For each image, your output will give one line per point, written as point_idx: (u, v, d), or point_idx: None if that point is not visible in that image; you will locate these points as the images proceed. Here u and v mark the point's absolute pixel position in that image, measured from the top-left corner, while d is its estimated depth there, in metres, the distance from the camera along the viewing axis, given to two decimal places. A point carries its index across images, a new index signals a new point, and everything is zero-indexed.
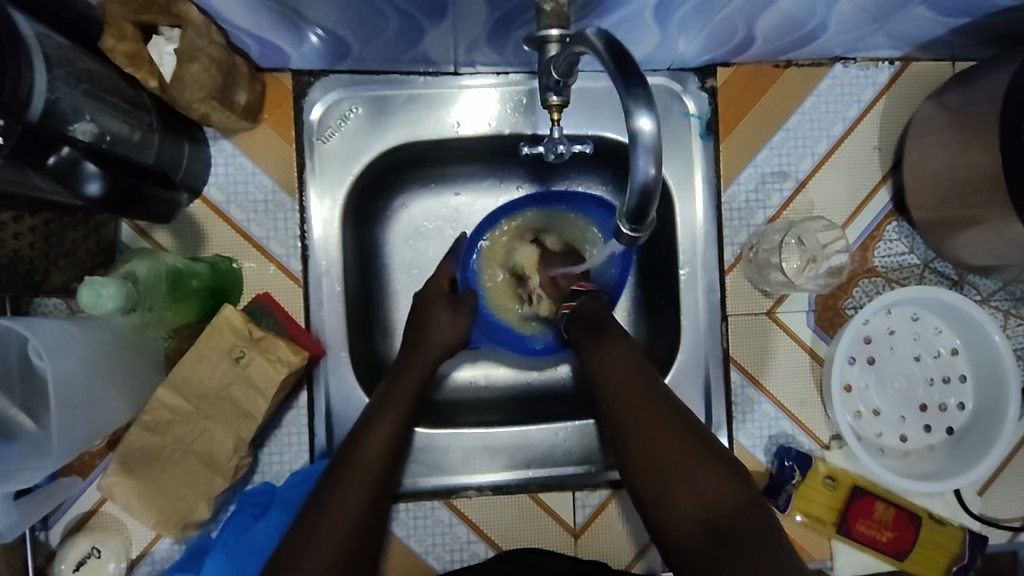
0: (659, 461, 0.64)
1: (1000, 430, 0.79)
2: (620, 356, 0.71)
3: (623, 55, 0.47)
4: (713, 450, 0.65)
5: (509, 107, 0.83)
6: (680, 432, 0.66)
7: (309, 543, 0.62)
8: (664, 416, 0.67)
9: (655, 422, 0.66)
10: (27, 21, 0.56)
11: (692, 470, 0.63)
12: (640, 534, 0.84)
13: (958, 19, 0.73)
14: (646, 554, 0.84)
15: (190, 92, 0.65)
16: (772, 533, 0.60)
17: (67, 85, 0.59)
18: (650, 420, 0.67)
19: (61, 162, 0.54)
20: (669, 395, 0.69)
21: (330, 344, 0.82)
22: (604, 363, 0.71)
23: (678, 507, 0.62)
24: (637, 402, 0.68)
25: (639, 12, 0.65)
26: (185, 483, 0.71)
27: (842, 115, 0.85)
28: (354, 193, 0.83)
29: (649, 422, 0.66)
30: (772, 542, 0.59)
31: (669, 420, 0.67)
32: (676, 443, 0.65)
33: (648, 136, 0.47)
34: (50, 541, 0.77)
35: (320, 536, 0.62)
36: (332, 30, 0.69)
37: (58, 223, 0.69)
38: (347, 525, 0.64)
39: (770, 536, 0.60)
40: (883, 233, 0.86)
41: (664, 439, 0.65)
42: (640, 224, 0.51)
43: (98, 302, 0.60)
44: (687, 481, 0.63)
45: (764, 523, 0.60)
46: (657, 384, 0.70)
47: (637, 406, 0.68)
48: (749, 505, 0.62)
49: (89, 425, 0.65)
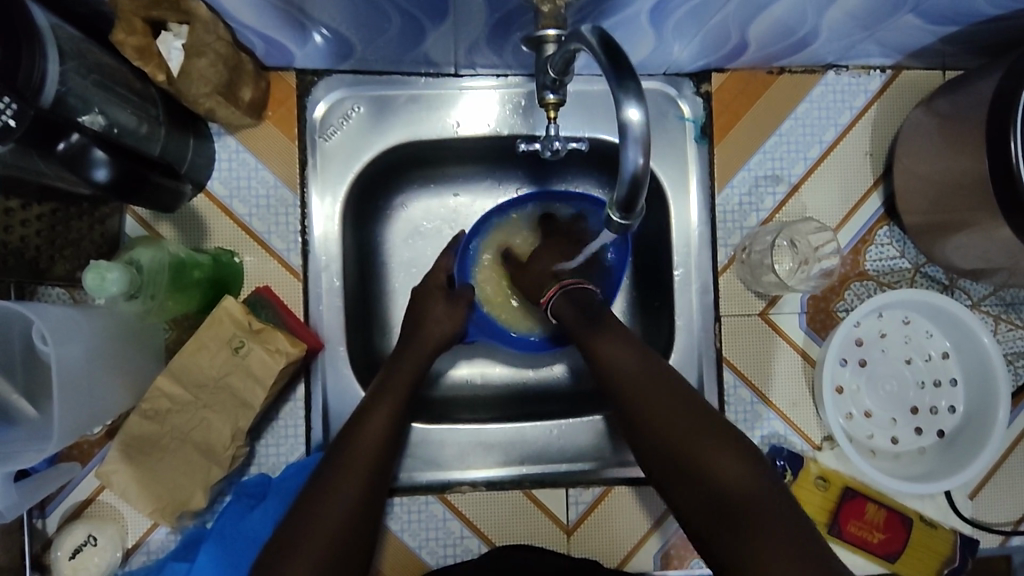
0: (663, 455, 0.64)
1: (990, 433, 0.80)
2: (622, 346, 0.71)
3: (615, 50, 0.49)
4: (720, 433, 0.63)
5: (508, 109, 0.85)
6: (679, 418, 0.65)
7: (306, 535, 0.63)
8: (660, 403, 0.66)
9: (654, 413, 0.66)
10: (43, 13, 0.58)
11: (695, 455, 0.62)
12: (654, 507, 0.85)
13: (947, 27, 0.75)
14: (664, 524, 0.85)
15: (196, 86, 0.67)
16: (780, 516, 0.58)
17: (78, 76, 0.61)
18: (652, 406, 0.66)
19: (70, 148, 0.56)
20: (674, 381, 0.68)
21: (328, 338, 0.83)
22: (599, 353, 0.71)
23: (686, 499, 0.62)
24: (640, 388, 0.67)
25: (635, 16, 0.67)
26: (184, 472, 0.73)
27: (834, 121, 0.87)
28: (354, 191, 0.84)
29: (649, 415, 0.66)
30: (780, 519, 0.58)
31: (670, 408, 0.65)
32: (677, 432, 0.64)
33: (637, 127, 0.48)
34: (47, 529, 0.78)
35: (315, 529, 0.64)
36: (337, 30, 0.71)
37: (65, 213, 0.71)
38: (342, 513, 0.66)
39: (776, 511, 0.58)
40: (874, 237, 0.87)
41: (666, 429, 0.65)
42: (629, 213, 0.52)
43: (102, 286, 0.61)
44: (691, 470, 0.62)
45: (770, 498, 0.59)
46: (664, 371, 0.69)
47: (637, 399, 0.67)
48: (756, 484, 0.60)
49: (91, 410, 0.67)
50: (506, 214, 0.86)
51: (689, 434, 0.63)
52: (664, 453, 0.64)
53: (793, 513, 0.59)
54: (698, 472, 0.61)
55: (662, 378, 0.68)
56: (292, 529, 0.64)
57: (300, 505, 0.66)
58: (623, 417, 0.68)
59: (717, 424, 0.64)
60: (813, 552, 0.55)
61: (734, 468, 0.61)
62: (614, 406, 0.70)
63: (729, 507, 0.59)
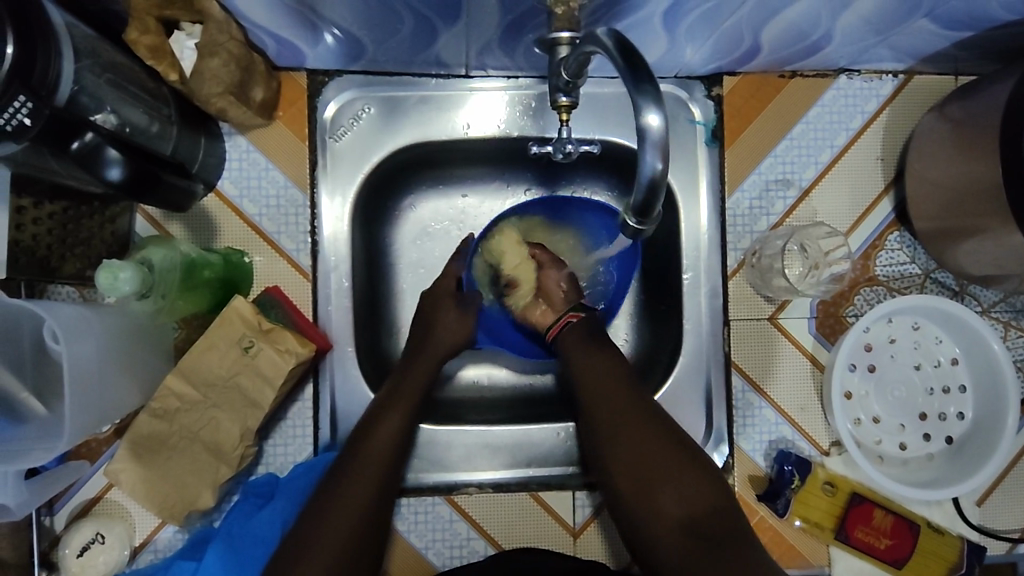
0: (638, 472, 0.70)
1: (999, 440, 0.80)
2: (608, 366, 0.76)
3: (633, 53, 0.49)
4: (692, 454, 0.71)
5: (518, 111, 0.85)
6: (666, 442, 0.71)
7: (317, 543, 0.64)
8: (646, 424, 0.72)
9: (637, 433, 0.71)
10: (57, 10, 0.58)
11: (675, 475, 0.69)
12: (622, 554, 0.85)
13: (961, 32, 0.75)
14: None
15: (208, 85, 0.67)
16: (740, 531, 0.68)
17: (91, 74, 0.61)
18: (634, 424, 0.72)
19: (84, 147, 0.56)
20: (650, 403, 0.74)
21: (337, 339, 0.83)
22: (587, 370, 0.76)
23: (662, 513, 0.68)
24: (624, 407, 0.73)
25: (649, 18, 0.67)
26: (192, 471, 0.73)
27: (845, 126, 0.87)
28: (364, 191, 0.84)
29: (636, 433, 0.71)
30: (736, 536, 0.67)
31: (648, 428, 0.71)
32: (663, 454, 0.70)
33: (656, 132, 0.48)
34: (55, 527, 0.78)
35: (325, 537, 0.65)
36: (348, 30, 0.71)
37: (75, 211, 0.71)
38: (355, 520, 0.67)
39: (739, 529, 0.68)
40: (884, 242, 0.87)
41: (652, 448, 0.70)
42: (645, 217, 0.52)
43: (115, 285, 0.61)
44: (662, 486, 0.69)
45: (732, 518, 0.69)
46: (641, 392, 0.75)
47: (620, 417, 0.72)
48: (718, 503, 0.68)
49: (102, 408, 0.67)
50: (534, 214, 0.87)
51: (668, 455, 0.70)
52: (647, 467, 0.69)
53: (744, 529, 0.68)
54: (672, 492, 0.68)
55: (646, 401, 0.73)
56: (304, 534, 0.65)
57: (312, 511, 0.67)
58: (599, 431, 0.73)
59: (686, 444, 0.71)
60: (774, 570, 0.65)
61: (711, 494, 0.69)
62: (588, 422, 0.74)
63: (698, 524, 0.67)
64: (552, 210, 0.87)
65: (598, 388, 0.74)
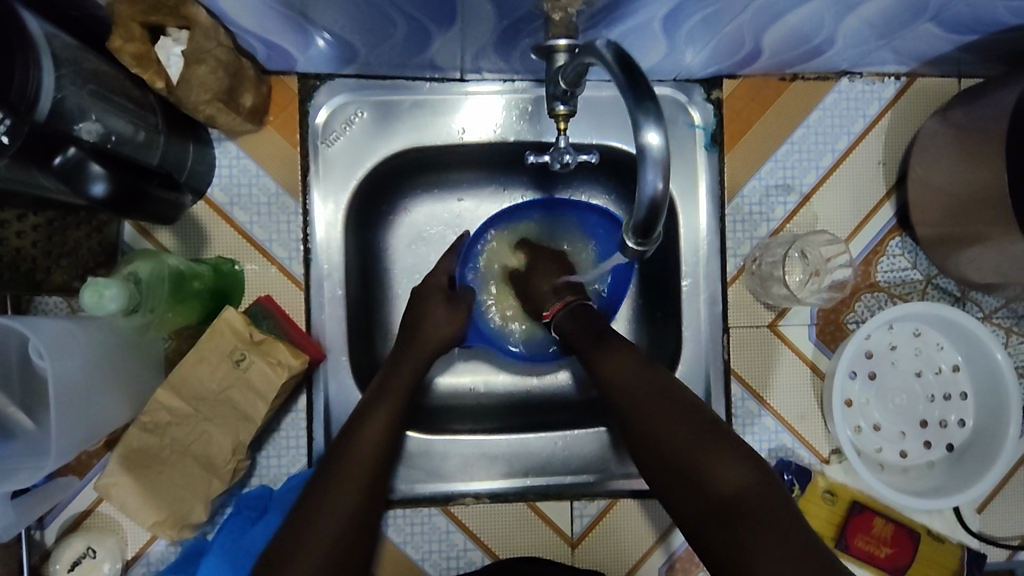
0: (662, 459, 0.61)
1: (1001, 448, 0.79)
2: (618, 356, 0.69)
3: (631, 67, 0.47)
4: (718, 432, 0.60)
5: (514, 115, 0.84)
6: (686, 428, 0.61)
7: (305, 543, 0.59)
8: (666, 411, 0.63)
9: (653, 417, 0.63)
10: (36, 20, 0.56)
11: (695, 464, 0.59)
12: (626, 557, 0.84)
13: (965, 36, 0.73)
14: (659, 547, 0.84)
15: (196, 93, 0.65)
16: (784, 519, 0.54)
17: (74, 84, 0.59)
18: (648, 405, 0.64)
19: (66, 163, 0.54)
20: (672, 384, 0.66)
21: (330, 348, 0.82)
22: (599, 363, 0.70)
23: (689, 510, 0.58)
24: (638, 391, 0.65)
25: (647, 23, 0.65)
26: (183, 485, 0.71)
27: (847, 129, 0.85)
28: (357, 198, 0.83)
29: (651, 423, 0.63)
30: (780, 525, 0.54)
31: (662, 406, 0.63)
32: (678, 437, 0.61)
33: (656, 150, 0.46)
34: (45, 541, 0.76)
35: (311, 538, 0.59)
36: (339, 34, 0.69)
37: (61, 223, 0.69)
38: (341, 518, 0.62)
39: (787, 527, 0.53)
40: (885, 248, 0.86)
41: (670, 438, 0.61)
42: (646, 238, 0.51)
43: (100, 303, 0.59)
44: (683, 470, 0.59)
45: (781, 510, 0.55)
46: (655, 373, 0.67)
47: (636, 402, 0.65)
48: (754, 484, 0.57)
49: (90, 424, 0.65)
50: (542, 214, 0.85)
51: (684, 433, 0.61)
52: (663, 459, 0.61)
53: (790, 514, 0.55)
54: (698, 478, 0.58)
55: (662, 380, 0.66)
56: (288, 536, 0.60)
57: (301, 508, 0.63)
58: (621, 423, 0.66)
59: (713, 422, 0.62)
60: (815, 556, 0.51)
61: (735, 481, 0.57)
62: (613, 414, 0.68)
63: (727, 508, 0.56)
64: (563, 216, 0.85)
65: (610, 381, 0.68)
